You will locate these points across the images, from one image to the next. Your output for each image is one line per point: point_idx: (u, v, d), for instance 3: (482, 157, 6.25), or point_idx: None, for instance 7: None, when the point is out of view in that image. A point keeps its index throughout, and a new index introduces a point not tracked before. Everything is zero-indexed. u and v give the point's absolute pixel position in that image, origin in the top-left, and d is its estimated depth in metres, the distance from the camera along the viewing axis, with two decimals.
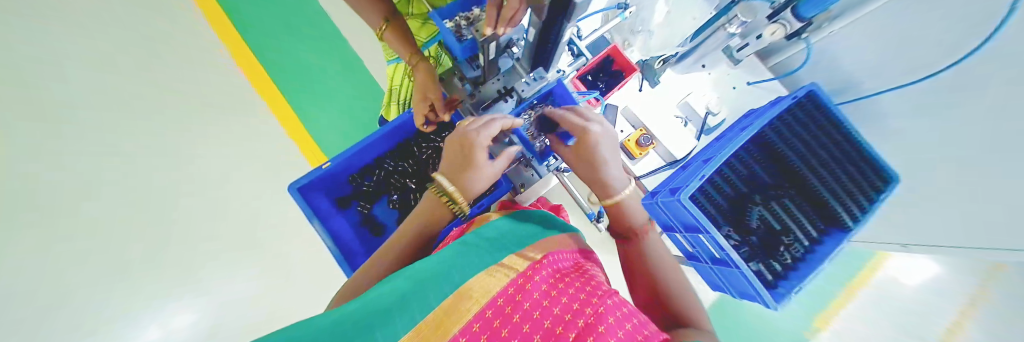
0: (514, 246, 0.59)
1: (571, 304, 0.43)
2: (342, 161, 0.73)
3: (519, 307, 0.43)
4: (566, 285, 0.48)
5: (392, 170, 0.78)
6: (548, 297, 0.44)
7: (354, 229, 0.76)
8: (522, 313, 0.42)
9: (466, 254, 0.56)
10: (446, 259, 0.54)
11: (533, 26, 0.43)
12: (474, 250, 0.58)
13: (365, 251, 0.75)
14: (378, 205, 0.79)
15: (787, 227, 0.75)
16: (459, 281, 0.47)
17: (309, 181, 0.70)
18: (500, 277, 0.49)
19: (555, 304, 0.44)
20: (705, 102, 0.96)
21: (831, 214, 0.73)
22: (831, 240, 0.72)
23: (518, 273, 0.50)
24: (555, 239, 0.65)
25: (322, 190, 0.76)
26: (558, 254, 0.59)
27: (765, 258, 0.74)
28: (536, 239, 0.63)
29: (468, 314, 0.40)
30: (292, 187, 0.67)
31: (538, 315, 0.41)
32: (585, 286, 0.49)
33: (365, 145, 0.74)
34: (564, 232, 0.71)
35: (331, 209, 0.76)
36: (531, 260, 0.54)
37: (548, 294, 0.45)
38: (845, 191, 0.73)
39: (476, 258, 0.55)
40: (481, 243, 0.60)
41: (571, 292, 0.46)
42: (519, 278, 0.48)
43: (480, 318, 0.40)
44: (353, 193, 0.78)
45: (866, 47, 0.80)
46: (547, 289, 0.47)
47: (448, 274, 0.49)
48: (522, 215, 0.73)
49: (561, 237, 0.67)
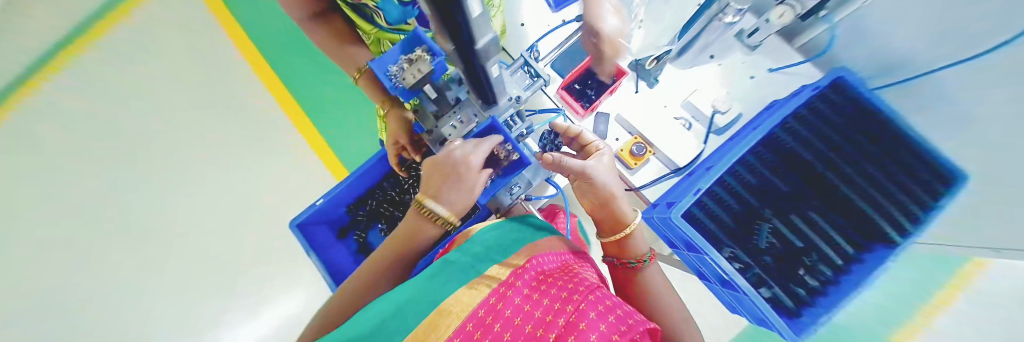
0: (494, 256, 0.53)
1: (553, 304, 0.40)
2: (336, 196, 0.78)
3: (505, 304, 0.40)
4: (547, 291, 0.43)
5: (382, 200, 0.82)
6: (529, 300, 0.41)
7: (353, 258, 0.82)
8: (504, 319, 0.37)
9: (440, 269, 0.51)
10: (421, 282, 0.47)
11: (458, 63, 0.40)
12: (449, 267, 0.51)
13: None
14: (374, 232, 0.84)
15: (811, 243, 0.65)
16: (436, 296, 0.43)
17: (307, 217, 0.76)
18: (477, 287, 0.44)
19: (536, 307, 0.40)
20: (711, 99, 0.85)
21: (870, 229, 0.62)
22: (869, 260, 0.61)
23: (499, 279, 0.46)
24: (535, 246, 0.57)
25: (326, 223, 0.83)
26: (542, 258, 0.53)
27: (784, 282, 0.64)
28: (516, 248, 0.55)
29: (450, 329, 0.36)
30: (291, 224, 0.73)
31: (519, 320, 0.37)
32: (564, 288, 0.44)
33: (355, 179, 0.79)
34: (549, 234, 0.65)
35: (333, 239, 0.83)
36: (512, 266, 0.49)
37: (529, 298, 0.42)
38: (888, 200, 0.62)
39: (454, 267, 0.50)
40: (458, 259, 0.52)
41: (553, 292, 0.43)
42: (498, 284, 0.44)
43: (462, 330, 0.35)
44: (351, 224, 0.84)
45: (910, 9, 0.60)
46: (529, 292, 0.43)
47: (421, 295, 0.43)
48: (512, 225, 0.63)
49: (545, 240, 0.60)
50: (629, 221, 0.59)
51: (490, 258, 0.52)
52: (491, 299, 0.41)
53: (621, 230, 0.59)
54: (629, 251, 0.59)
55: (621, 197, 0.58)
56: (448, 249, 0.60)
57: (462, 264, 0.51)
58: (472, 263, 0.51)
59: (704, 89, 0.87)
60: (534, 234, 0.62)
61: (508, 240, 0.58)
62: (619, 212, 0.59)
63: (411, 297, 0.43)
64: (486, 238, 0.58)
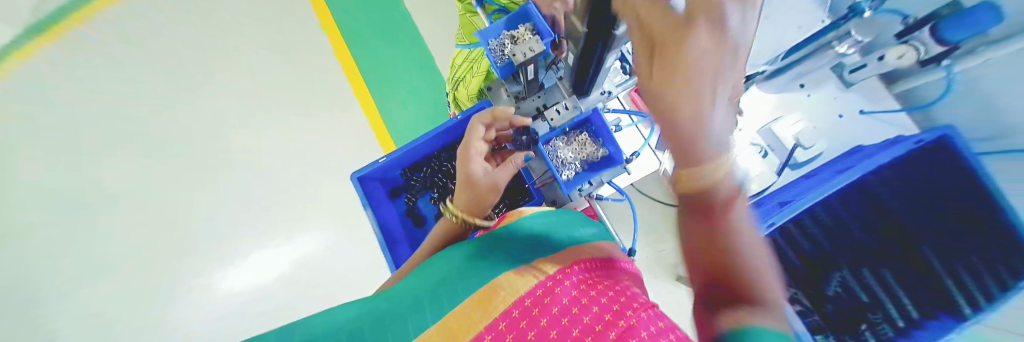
0: (539, 247, 0.46)
1: (601, 315, 0.32)
2: (398, 156, 0.80)
3: (550, 304, 0.35)
4: (601, 296, 0.35)
5: (438, 169, 0.83)
6: (575, 304, 0.34)
7: (400, 219, 0.85)
8: (550, 318, 0.33)
9: (490, 248, 0.48)
10: (460, 268, 0.44)
11: (575, 49, 0.41)
12: (497, 248, 0.47)
13: (409, 241, 0.82)
14: (423, 199, 0.86)
15: (875, 298, 0.58)
16: (474, 284, 0.39)
17: (369, 171, 0.79)
18: (525, 271, 0.40)
19: (582, 314, 0.33)
20: (793, 132, 0.79)
21: (944, 297, 0.53)
22: (932, 327, 0.53)
23: (547, 275, 0.39)
24: (593, 247, 0.48)
25: (379, 180, 0.86)
26: (591, 261, 0.43)
27: (842, 334, 0.60)
28: (573, 244, 0.47)
29: (484, 322, 0.33)
30: (354, 176, 0.76)
31: (565, 322, 0.33)
32: (619, 296, 0.35)
33: (420, 143, 0.80)
34: (598, 240, 0.52)
35: (384, 197, 0.86)
36: (560, 262, 0.41)
37: (575, 301, 0.34)
38: (977, 266, 0.52)
39: (504, 253, 0.46)
40: (507, 245, 0.48)
41: (603, 299, 0.34)
42: (546, 277, 0.38)
43: (509, 315, 0.34)
44: (403, 185, 0.87)
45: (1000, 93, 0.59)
46: (575, 295, 0.35)
47: (474, 268, 0.42)
48: (565, 215, 0.57)
49: (594, 246, 0.48)
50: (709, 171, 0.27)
51: (542, 247, 0.46)
52: (538, 293, 0.36)
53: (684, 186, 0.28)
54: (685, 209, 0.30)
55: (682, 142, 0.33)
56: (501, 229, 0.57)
57: (512, 250, 0.46)
58: (528, 248, 0.47)
59: (788, 121, 0.80)
60: (592, 234, 0.53)
61: (563, 232, 0.50)
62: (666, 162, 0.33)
63: (456, 274, 0.42)
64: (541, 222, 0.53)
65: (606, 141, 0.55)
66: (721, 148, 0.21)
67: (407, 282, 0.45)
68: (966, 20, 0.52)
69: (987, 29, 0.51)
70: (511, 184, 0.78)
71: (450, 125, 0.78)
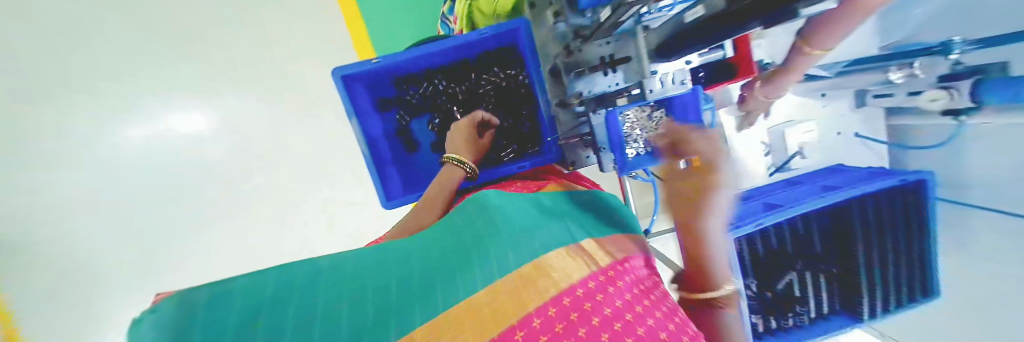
0: (582, 232, 0.42)
1: (659, 333, 0.29)
2: (398, 62, 0.63)
3: (606, 302, 0.30)
4: (655, 311, 0.32)
5: (442, 90, 0.71)
6: (631, 311, 0.30)
7: (388, 136, 0.73)
8: (602, 318, 0.28)
9: (528, 214, 0.43)
10: (496, 232, 0.37)
11: (703, 8, 0.32)
12: (538, 222, 0.41)
13: (396, 164, 0.73)
14: (417, 121, 0.75)
15: (803, 297, 0.73)
16: (520, 259, 0.33)
17: (357, 72, 0.62)
18: (576, 256, 0.36)
19: (638, 322, 0.29)
20: (803, 139, 0.80)
21: (852, 301, 0.71)
22: (835, 321, 0.72)
23: (599, 268, 0.35)
24: (628, 238, 0.45)
25: (367, 85, 0.69)
26: (636, 260, 0.40)
27: (767, 313, 0.74)
28: (608, 233, 0.45)
29: (535, 301, 0.28)
30: (339, 74, 0.59)
31: (621, 327, 0.28)
32: (672, 314, 0.32)
33: (429, 53, 0.63)
34: (634, 233, 0.49)
35: (371, 108, 0.71)
36: (610, 258, 0.38)
37: (630, 307, 0.31)
38: (885, 288, 0.69)
39: (545, 228, 0.40)
40: (548, 222, 0.42)
41: (656, 315, 0.31)
42: (599, 269, 0.35)
43: (558, 302, 0.28)
44: (395, 98, 0.72)
45: (979, 158, 0.64)
46: (629, 301, 0.32)
47: (517, 236, 0.36)
48: (597, 203, 0.53)
49: (632, 240, 0.45)
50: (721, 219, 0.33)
51: (583, 229, 0.43)
52: (591, 285, 0.32)
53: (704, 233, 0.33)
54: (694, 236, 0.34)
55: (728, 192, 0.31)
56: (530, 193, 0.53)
57: (556, 228, 0.41)
58: (570, 229, 0.42)
59: (805, 126, 0.79)
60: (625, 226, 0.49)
61: (596, 220, 0.47)
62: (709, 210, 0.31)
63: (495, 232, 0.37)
64: (570, 207, 0.49)
65: (684, 124, 0.46)
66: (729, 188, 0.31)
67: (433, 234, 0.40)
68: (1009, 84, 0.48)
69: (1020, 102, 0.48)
70: (526, 129, 0.70)
71: (470, 40, 0.62)
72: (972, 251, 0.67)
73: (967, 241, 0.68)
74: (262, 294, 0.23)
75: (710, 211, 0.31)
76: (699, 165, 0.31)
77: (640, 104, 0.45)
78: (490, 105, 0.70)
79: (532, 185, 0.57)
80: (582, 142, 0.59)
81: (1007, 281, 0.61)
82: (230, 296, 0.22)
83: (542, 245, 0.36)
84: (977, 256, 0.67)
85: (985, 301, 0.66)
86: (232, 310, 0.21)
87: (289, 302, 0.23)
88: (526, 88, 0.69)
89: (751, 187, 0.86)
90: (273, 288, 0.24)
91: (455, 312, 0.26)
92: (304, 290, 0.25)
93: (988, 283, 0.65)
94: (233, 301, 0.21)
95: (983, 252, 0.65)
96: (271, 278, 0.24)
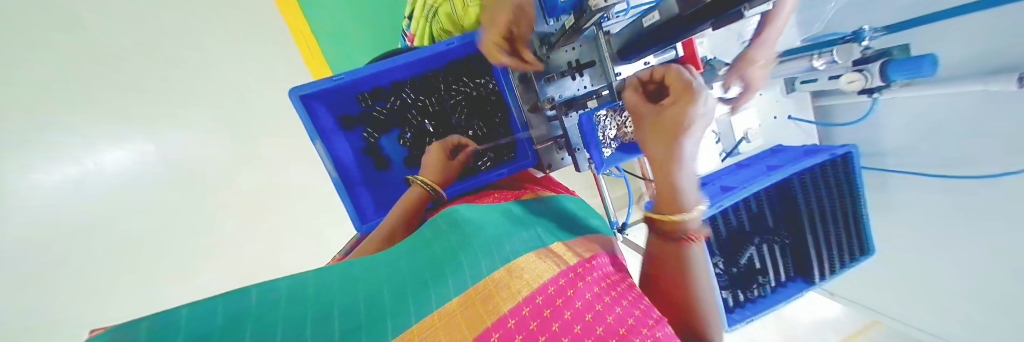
0: (552, 235, 0.44)
1: (626, 319, 0.30)
2: (362, 77, 0.61)
3: (575, 297, 0.31)
4: (623, 299, 0.33)
5: (411, 103, 0.69)
6: (601, 303, 0.31)
7: (355, 155, 0.70)
8: (574, 311, 0.30)
9: (498, 223, 0.44)
10: (465, 238, 0.38)
11: (657, 16, 0.35)
12: (511, 230, 0.42)
13: (367, 184, 0.69)
14: (387, 137, 0.73)
15: (762, 270, 0.80)
16: (495, 262, 0.34)
17: (316, 89, 0.58)
18: (546, 258, 0.37)
19: (608, 311, 0.31)
20: (745, 126, 0.89)
21: (804, 267, 0.80)
22: (792, 287, 0.80)
23: (569, 265, 0.36)
24: (593, 237, 0.47)
25: (328, 104, 0.65)
26: (604, 255, 0.42)
27: (736, 288, 0.80)
28: (575, 235, 0.46)
29: (511, 300, 0.29)
30: (296, 93, 0.55)
31: (590, 318, 0.29)
32: (639, 302, 0.34)
33: (396, 66, 0.62)
34: (601, 230, 0.52)
35: (334, 127, 0.67)
36: (579, 255, 0.39)
37: (600, 300, 0.32)
38: (827, 252, 0.77)
39: (515, 232, 0.42)
40: (516, 227, 0.43)
41: (623, 304, 0.32)
42: (568, 267, 0.35)
43: (533, 301, 0.29)
44: (360, 115, 0.69)
45: (899, 129, 0.74)
46: (599, 293, 0.33)
47: (487, 242, 0.37)
48: (565, 206, 0.56)
49: (596, 235, 0.48)
50: (687, 133, 0.35)
51: (552, 233, 0.45)
52: (563, 281, 0.33)
53: (669, 144, 0.36)
54: (656, 153, 0.38)
55: (704, 103, 0.34)
56: (508, 201, 0.55)
57: (528, 232, 0.43)
58: (539, 232, 0.44)
59: (747, 113, 0.88)
60: (588, 222, 0.52)
61: (560, 223, 0.50)
62: (680, 121, 0.35)
63: (464, 243, 0.37)
64: (542, 214, 0.51)
65: None
66: (701, 98, 0.35)
67: (400, 248, 0.39)
68: (909, 63, 0.58)
69: (920, 77, 0.58)
70: (499, 136, 0.70)
71: (438, 51, 0.62)
72: (894, 209, 0.79)
73: (888, 201, 0.80)
74: (213, 322, 0.20)
75: (676, 118, 0.36)
76: (672, 102, 0.36)
77: (608, 105, 0.47)
78: (462, 116, 0.70)
79: (512, 195, 0.57)
80: (556, 145, 0.62)
81: (928, 231, 0.72)
82: (174, 325, 0.19)
83: (513, 250, 0.37)
84: (899, 214, 0.78)
85: (911, 249, 0.77)
86: (179, 337, 0.18)
87: (243, 328, 0.21)
88: (496, 95, 0.69)
89: (707, 173, 0.94)
90: (221, 322, 0.21)
91: (429, 323, 0.26)
92: (260, 316, 0.23)
93: (910, 233, 0.76)
94: (175, 336, 0.18)
95: (905, 210, 0.76)
96: (219, 306, 0.22)
